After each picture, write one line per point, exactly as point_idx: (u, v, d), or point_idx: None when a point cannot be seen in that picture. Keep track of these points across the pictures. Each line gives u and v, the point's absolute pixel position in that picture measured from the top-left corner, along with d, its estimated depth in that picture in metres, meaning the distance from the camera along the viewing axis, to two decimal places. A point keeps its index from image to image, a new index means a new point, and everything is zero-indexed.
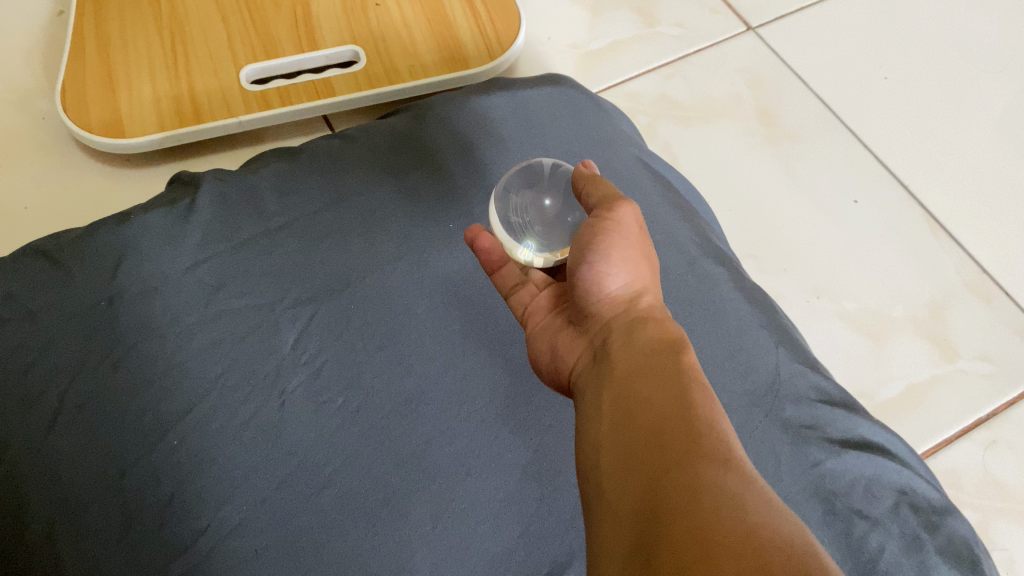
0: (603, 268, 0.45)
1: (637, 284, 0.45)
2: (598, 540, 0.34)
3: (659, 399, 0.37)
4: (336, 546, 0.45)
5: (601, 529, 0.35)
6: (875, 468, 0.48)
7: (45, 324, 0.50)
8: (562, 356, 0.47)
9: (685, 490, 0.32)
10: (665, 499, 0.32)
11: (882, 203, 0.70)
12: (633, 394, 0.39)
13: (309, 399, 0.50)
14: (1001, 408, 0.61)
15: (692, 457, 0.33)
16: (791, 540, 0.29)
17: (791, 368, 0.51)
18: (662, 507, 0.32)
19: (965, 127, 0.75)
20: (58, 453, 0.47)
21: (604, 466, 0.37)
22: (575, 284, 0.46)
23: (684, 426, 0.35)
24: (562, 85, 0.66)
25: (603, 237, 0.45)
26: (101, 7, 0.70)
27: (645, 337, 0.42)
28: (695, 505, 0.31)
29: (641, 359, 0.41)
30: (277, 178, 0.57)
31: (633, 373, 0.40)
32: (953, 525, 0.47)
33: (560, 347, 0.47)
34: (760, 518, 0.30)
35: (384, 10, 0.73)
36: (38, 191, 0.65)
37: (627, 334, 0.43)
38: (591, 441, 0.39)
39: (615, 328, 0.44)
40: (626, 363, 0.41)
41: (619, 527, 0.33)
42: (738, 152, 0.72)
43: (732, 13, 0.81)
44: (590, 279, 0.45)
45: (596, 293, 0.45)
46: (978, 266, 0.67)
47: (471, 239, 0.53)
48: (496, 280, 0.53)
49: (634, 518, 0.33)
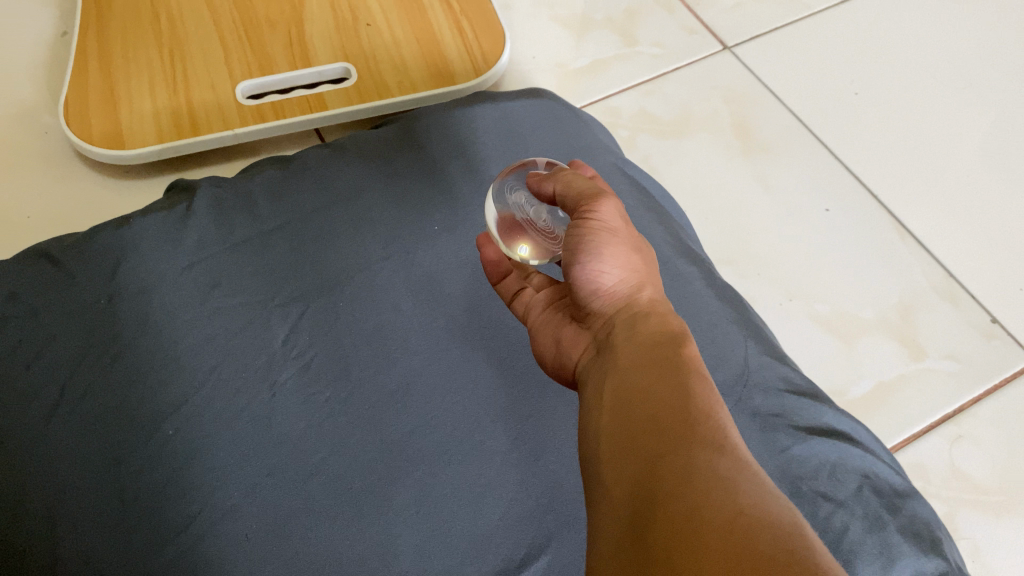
0: (595, 267, 0.45)
1: (632, 279, 0.46)
2: (597, 522, 0.35)
3: (657, 386, 0.38)
4: (323, 528, 0.47)
5: (600, 512, 0.36)
6: (839, 453, 0.50)
7: (47, 320, 0.53)
8: (567, 351, 0.49)
9: (679, 475, 0.33)
10: (660, 481, 0.33)
11: (853, 211, 0.73)
12: (633, 383, 0.40)
13: (300, 390, 0.52)
14: (967, 404, 0.63)
15: (689, 444, 0.34)
16: (779, 523, 0.29)
17: (759, 360, 0.53)
18: (656, 491, 0.33)
19: (933, 140, 0.79)
20: (58, 442, 0.49)
21: (604, 452, 0.38)
22: (573, 284, 0.47)
23: (683, 414, 0.36)
24: (544, 98, 0.69)
25: (592, 237, 0.46)
26: (103, 26, 0.73)
27: (646, 331, 0.43)
28: (687, 489, 0.32)
29: (640, 349, 0.42)
30: (271, 185, 0.60)
31: (633, 363, 0.41)
32: (914, 507, 0.49)
33: (565, 341, 0.49)
34: (750, 500, 0.31)
35: (375, 29, 0.76)
36: (41, 201, 0.68)
37: (626, 329, 0.44)
38: (592, 429, 0.40)
39: (616, 324, 0.45)
40: (625, 355, 0.42)
41: (616, 508, 0.35)
42: (714, 164, 0.75)
43: (709, 33, 0.85)
44: (585, 278, 0.46)
45: (593, 290, 0.46)
46: (945, 271, 0.70)
47: (479, 248, 0.56)
48: (501, 288, 0.55)
49: (629, 497, 0.34)
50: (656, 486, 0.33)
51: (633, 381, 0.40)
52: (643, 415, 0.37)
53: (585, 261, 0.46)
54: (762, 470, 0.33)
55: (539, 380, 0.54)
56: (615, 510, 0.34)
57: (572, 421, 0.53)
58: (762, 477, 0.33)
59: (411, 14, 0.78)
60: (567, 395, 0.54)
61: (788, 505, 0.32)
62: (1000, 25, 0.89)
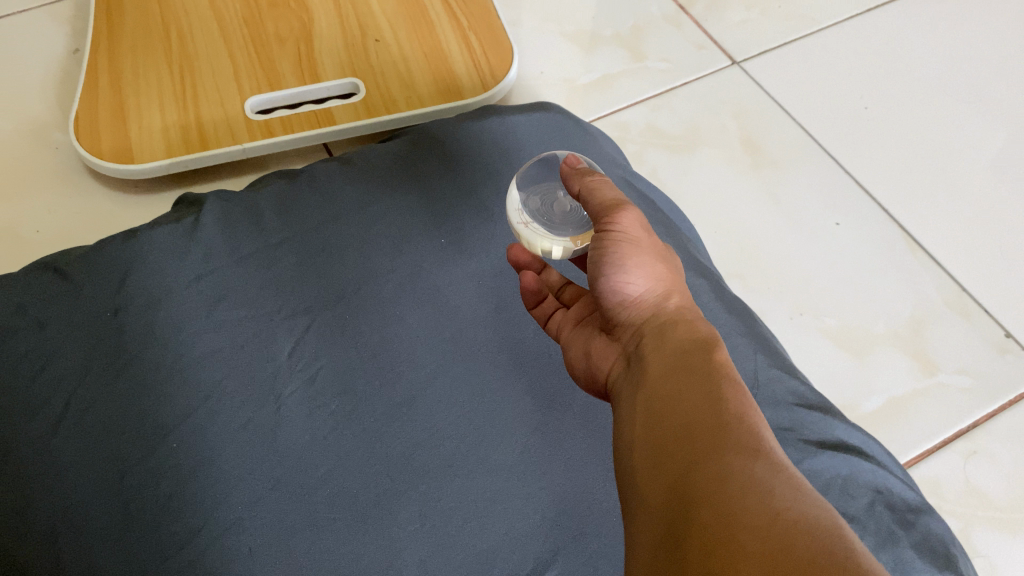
0: (621, 278, 0.45)
1: (659, 288, 0.45)
2: (634, 532, 0.35)
3: (686, 392, 0.38)
4: (328, 543, 0.47)
5: (636, 523, 0.35)
6: (850, 467, 0.49)
7: (53, 333, 0.53)
8: (596, 362, 0.48)
9: (713, 480, 0.33)
10: (695, 487, 0.33)
11: (864, 226, 0.73)
12: (663, 390, 0.39)
13: (305, 404, 0.52)
14: (982, 420, 0.62)
15: (722, 449, 0.34)
16: (817, 525, 0.29)
17: (769, 374, 0.53)
18: (692, 500, 0.33)
19: (943, 153, 0.78)
20: (63, 454, 0.48)
21: (636, 461, 0.38)
22: (599, 296, 0.47)
23: (714, 419, 0.36)
24: (550, 111, 0.69)
25: (616, 250, 0.46)
26: (114, 44, 0.73)
27: (674, 337, 0.42)
28: (724, 495, 0.32)
29: (668, 356, 0.41)
30: (277, 197, 0.60)
31: (662, 371, 0.40)
32: (927, 523, 0.48)
33: (594, 353, 0.49)
34: (787, 502, 0.31)
35: (383, 46, 0.76)
36: (49, 216, 0.68)
37: (656, 337, 0.43)
38: (624, 439, 0.40)
39: (645, 331, 0.44)
40: (655, 363, 0.42)
41: (652, 517, 0.34)
42: (723, 179, 0.75)
43: (718, 49, 0.85)
44: (611, 289, 0.46)
45: (619, 301, 0.46)
46: (957, 285, 0.69)
47: (514, 262, 0.57)
48: (536, 312, 0.54)
49: (664, 506, 0.34)
50: (692, 492, 0.33)
51: (663, 389, 0.39)
52: (675, 423, 0.37)
53: (610, 272, 0.46)
54: (797, 471, 0.33)
55: (546, 393, 0.53)
56: (651, 519, 0.34)
57: (579, 434, 0.52)
58: (798, 478, 0.33)
59: (419, 30, 0.78)
60: (574, 408, 0.53)
61: (825, 506, 0.31)
62: (1011, 39, 0.88)
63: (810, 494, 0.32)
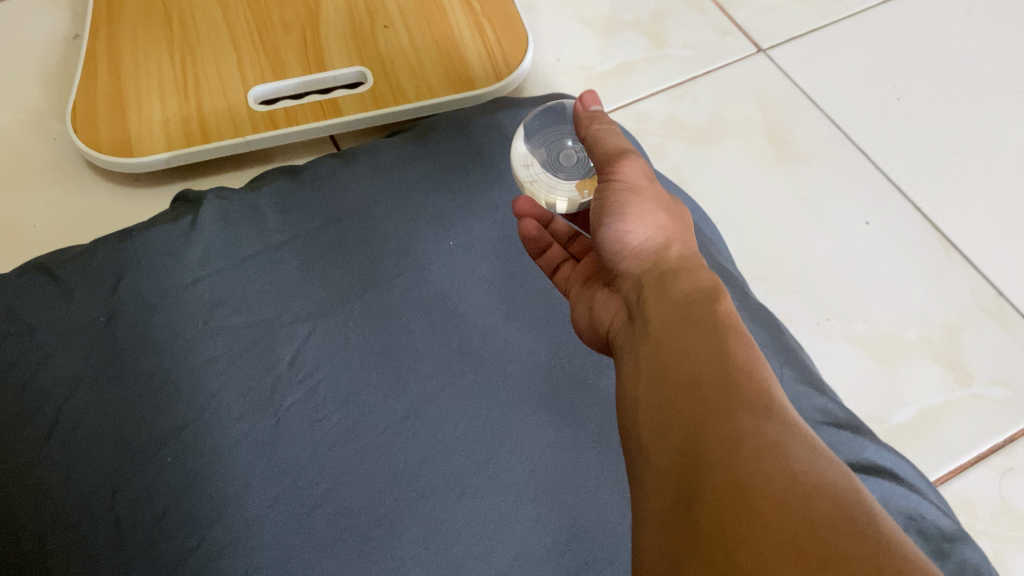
0: (621, 228, 0.43)
1: (661, 236, 0.43)
2: (640, 497, 0.32)
3: (692, 346, 0.35)
4: (328, 566, 0.45)
5: (642, 487, 0.33)
6: (881, 491, 0.46)
7: (44, 339, 0.50)
8: (599, 316, 0.46)
9: (723, 441, 0.30)
10: (703, 448, 0.30)
11: (894, 224, 0.69)
12: (666, 343, 0.36)
13: (305, 416, 0.49)
14: (1018, 434, 0.59)
15: (731, 406, 0.31)
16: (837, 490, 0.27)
17: (796, 390, 0.50)
18: (700, 462, 0.30)
19: (980, 148, 0.74)
20: (53, 468, 0.46)
21: (640, 418, 0.35)
22: (601, 246, 0.45)
23: (722, 375, 0.33)
24: (567, 102, 0.65)
25: (616, 198, 0.44)
26: (114, 30, 0.71)
27: (677, 288, 0.39)
28: (735, 457, 0.29)
29: (670, 308, 0.38)
30: (279, 194, 0.57)
31: (664, 324, 0.37)
32: (963, 552, 0.45)
33: (598, 307, 0.46)
34: (803, 466, 0.28)
35: (392, 32, 0.73)
36: (46, 210, 0.66)
37: (657, 288, 0.40)
38: (627, 395, 0.37)
39: (646, 281, 0.41)
40: (657, 314, 0.39)
41: (659, 482, 0.32)
42: (747, 174, 0.72)
43: (743, 36, 0.81)
44: (611, 239, 0.44)
45: (619, 251, 0.44)
46: (993, 289, 0.66)
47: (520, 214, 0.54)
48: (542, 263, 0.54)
49: (670, 470, 0.31)
50: (700, 456, 0.30)
51: (666, 343, 0.36)
52: (682, 377, 0.34)
53: (611, 221, 0.44)
54: (811, 431, 0.31)
55: (559, 407, 0.50)
56: (656, 485, 0.32)
57: (593, 451, 0.49)
58: (813, 440, 0.30)
59: (430, 16, 0.75)
60: (588, 425, 0.50)
61: (843, 469, 0.29)
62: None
63: (826, 457, 0.29)
